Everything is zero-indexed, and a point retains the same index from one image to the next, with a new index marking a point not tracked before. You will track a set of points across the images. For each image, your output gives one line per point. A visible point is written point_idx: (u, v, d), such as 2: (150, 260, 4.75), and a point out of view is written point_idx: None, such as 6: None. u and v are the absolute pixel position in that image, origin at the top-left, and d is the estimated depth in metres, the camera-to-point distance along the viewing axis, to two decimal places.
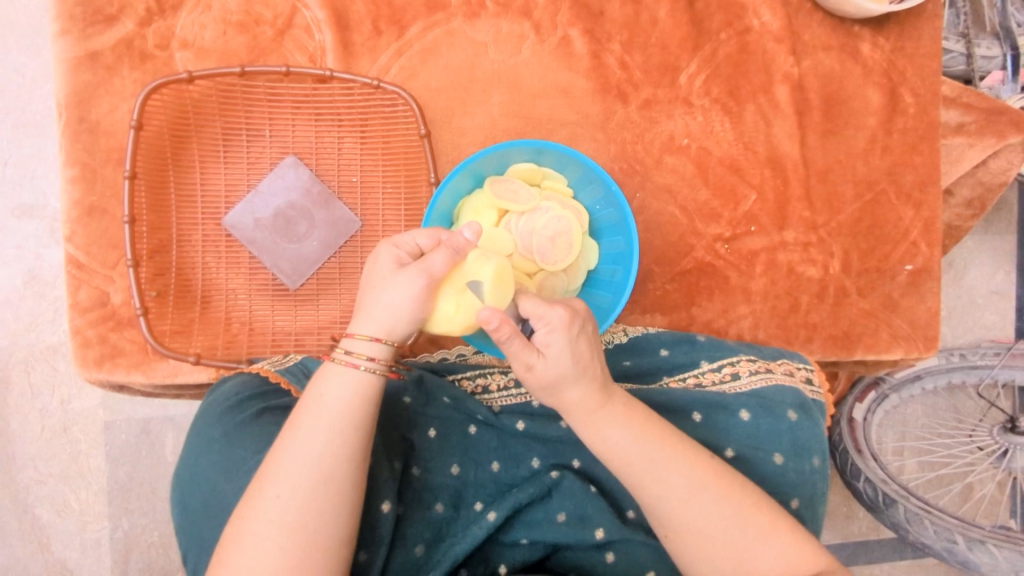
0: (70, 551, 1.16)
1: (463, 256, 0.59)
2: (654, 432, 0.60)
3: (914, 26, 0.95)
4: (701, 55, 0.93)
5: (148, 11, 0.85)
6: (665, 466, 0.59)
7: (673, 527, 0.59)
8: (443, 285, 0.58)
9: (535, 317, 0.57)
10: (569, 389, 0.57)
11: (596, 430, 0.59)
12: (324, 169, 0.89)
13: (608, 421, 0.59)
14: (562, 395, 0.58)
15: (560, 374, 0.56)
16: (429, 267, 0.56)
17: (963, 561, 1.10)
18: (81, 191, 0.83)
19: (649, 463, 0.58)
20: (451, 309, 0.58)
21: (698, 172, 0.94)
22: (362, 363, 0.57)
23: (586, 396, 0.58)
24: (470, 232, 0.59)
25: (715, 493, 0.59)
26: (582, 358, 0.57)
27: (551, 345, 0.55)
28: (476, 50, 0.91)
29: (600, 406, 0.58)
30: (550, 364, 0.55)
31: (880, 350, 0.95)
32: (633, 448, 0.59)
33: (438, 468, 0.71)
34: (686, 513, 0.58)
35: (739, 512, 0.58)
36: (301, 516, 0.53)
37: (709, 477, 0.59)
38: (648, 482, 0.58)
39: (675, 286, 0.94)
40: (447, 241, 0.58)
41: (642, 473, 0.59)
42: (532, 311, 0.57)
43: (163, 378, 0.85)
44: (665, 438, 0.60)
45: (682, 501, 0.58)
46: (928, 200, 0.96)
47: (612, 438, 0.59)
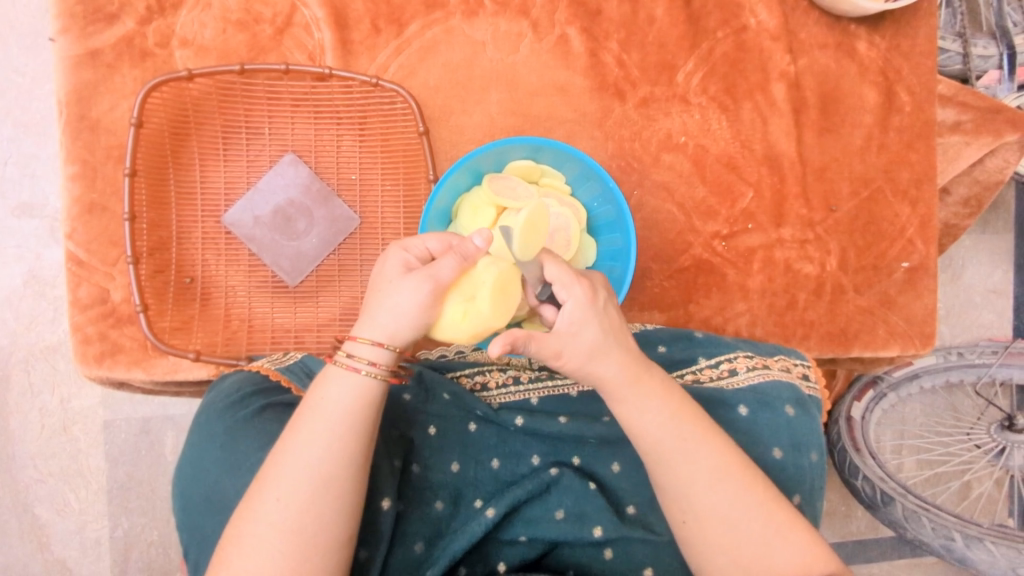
0: (70, 550, 1.17)
1: (471, 264, 0.59)
2: (685, 413, 0.60)
3: (909, 25, 0.96)
4: (698, 54, 0.94)
5: (148, 10, 0.85)
6: (696, 447, 0.59)
7: (692, 513, 0.59)
8: (451, 292, 0.58)
9: (559, 284, 0.59)
10: (603, 360, 0.58)
11: (632, 406, 0.59)
12: (323, 167, 0.89)
13: (643, 397, 0.59)
14: (597, 369, 0.59)
15: (593, 344, 0.58)
16: (437, 273, 0.57)
17: (960, 558, 1.11)
18: (82, 188, 0.84)
19: (679, 442, 0.59)
20: (456, 317, 0.58)
21: (695, 169, 0.95)
22: (363, 367, 0.57)
23: (621, 368, 0.59)
24: (481, 239, 0.59)
25: (733, 483, 0.59)
26: (611, 328, 0.59)
27: (580, 313, 0.57)
28: (475, 48, 0.91)
29: (634, 380, 0.59)
30: (582, 333, 0.57)
31: (876, 347, 0.96)
32: (669, 426, 0.59)
33: (437, 465, 0.71)
34: (708, 499, 0.58)
35: (762, 503, 0.59)
36: (300, 518, 0.54)
37: (724, 468, 0.59)
38: (676, 464, 0.59)
39: (673, 283, 0.95)
40: (457, 247, 0.59)
41: (672, 455, 0.59)
42: (555, 279, 0.59)
43: (162, 375, 0.85)
44: (695, 420, 0.61)
45: (707, 485, 0.58)
46: (925, 197, 0.96)
47: (648, 414, 0.59)
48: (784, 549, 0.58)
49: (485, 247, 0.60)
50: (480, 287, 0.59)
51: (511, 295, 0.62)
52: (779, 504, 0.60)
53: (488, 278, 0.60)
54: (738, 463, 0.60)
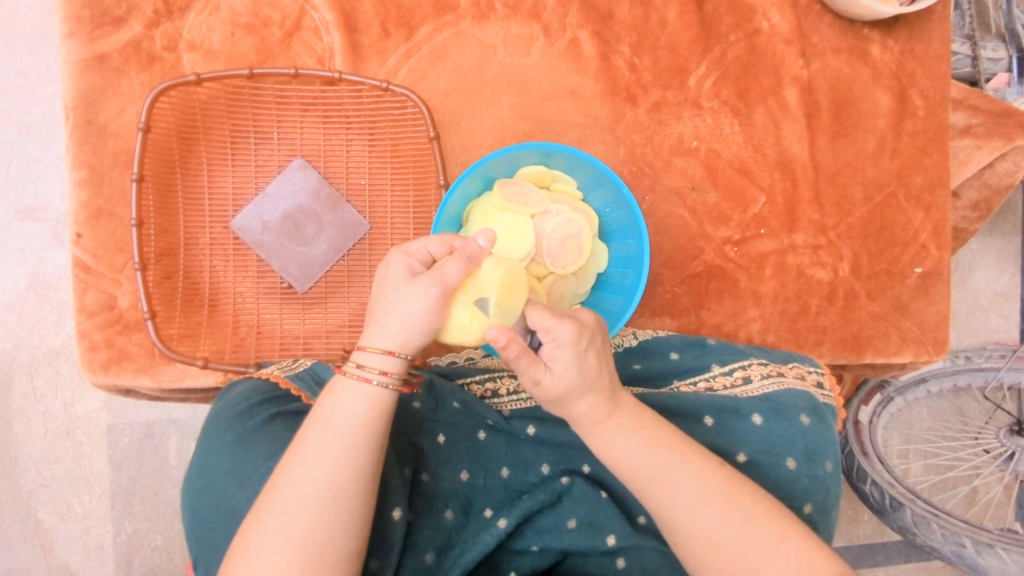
0: (73, 556, 1.16)
1: (477, 264, 0.58)
2: (662, 440, 0.60)
3: (922, 29, 0.95)
4: (710, 57, 0.93)
5: (156, 13, 0.84)
6: (675, 474, 0.59)
7: (680, 536, 0.58)
8: (458, 294, 0.57)
9: (544, 330, 0.55)
10: (575, 400, 0.57)
11: (603, 440, 0.59)
12: (332, 172, 0.88)
13: (615, 431, 0.59)
14: (571, 407, 0.58)
15: (566, 388, 0.56)
16: (443, 276, 0.55)
17: (971, 564, 1.10)
18: (88, 194, 0.83)
19: (656, 472, 0.59)
20: (465, 320, 0.57)
21: (707, 174, 0.94)
22: (375, 377, 0.56)
23: (595, 407, 0.58)
24: (484, 240, 0.59)
25: (717, 500, 0.58)
26: (590, 370, 0.56)
27: (561, 356, 0.54)
28: (485, 52, 0.90)
29: (608, 415, 0.59)
30: (557, 378, 0.55)
31: (889, 353, 0.95)
32: (643, 454, 0.59)
33: (447, 475, 0.70)
34: (689, 521, 0.58)
35: (750, 518, 0.58)
36: (309, 531, 0.53)
37: (708, 487, 0.58)
38: (655, 491, 0.58)
39: (684, 289, 0.94)
40: (462, 249, 0.58)
41: (650, 482, 0.59)
42: (540, 325, 0.55)
43: (170, 382, 0.84)
44: (671, 445, 0.60)
45: (687, 509, 0.58)
46: (938, 203, 0.95)
47: (618, 447, 0.59)
48: (777, 557, 0.56)
49: (489, 247, 0.60)
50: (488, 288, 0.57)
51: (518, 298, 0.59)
52: (773, 513, 0.59)
53: (497, 280, 0.57)
54: (723, 480, 0.59)
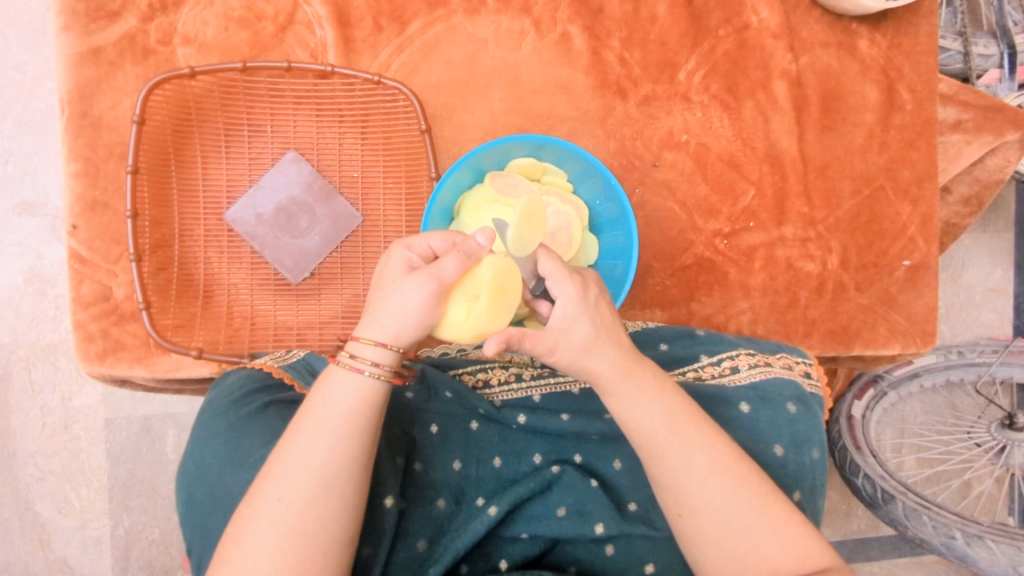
0: (70, 549, 1.17)
1: (475, 262, 0.58)
2: (679, 408, 0.60)
3: (910, 23, 0.96)
4: (700, 52, 0.94)
5: (151, 7, 0.85)
6: (689, 443, 0.59)
7: (688, 507, 0.59)
8: (454, 291, 0.57)
9: (552, 282, 0.59)
10: (596, 356, 0.58)
11: (624, 403, 0.60)
12: (325, 164, 0.89)
13: (635, 393, 0.59)
14: (592, 366, 0.58)
15: (585, 340, 0.57)
16: (439, 272, 0.56)
17: (961, 556, 1.11)
18: (84, 185, 0.84)
19: (673, 437, 0.59)
20: (460, 317, 0.58)
21: (697, 167, 0.95)
22: (367, 368, 0.56)
23: (614, 363, 0.59)
24: (484, 238, 0.59)
25: (728, 477, 0.59)
26: (603, 323, 0.58)
27: (574, 307, 0.57)
28: (477, 46, 0.91)
29: (627, 374, 0.59)
30: (575, 330, 0.57)
31: (878, 344, 0.96)
32: (662, 421, 0.59)
33: (440, 464, 0.71)
34: (699, 492, 0.58)
35: (756, 497, 0.59)
36: (301, 520, 0.54)
37: (719, 461, 0.59)
38: (670, 458, 0.59)
39: (675, 281, 0.95)
40: (460, 245, 0.58)
41: (666, 449, 0.59)
42: (549, 274, 0.59)
43: (165, 372, 0.85)
44: (689, 414, 0.61)
45: (700, 479, 0.58)
46: (926, 196, 0.96)
47: (639, 409, 0.59)
48: (778, 540, 0.58)
49: (488, 246, 0.59)
50: (484, 286, 0.58)
51: (511, 297, 0.61)
52: (775, 497, 0.60)
53: (491, 278, 0.58)
54: (733, 457, 0.60)
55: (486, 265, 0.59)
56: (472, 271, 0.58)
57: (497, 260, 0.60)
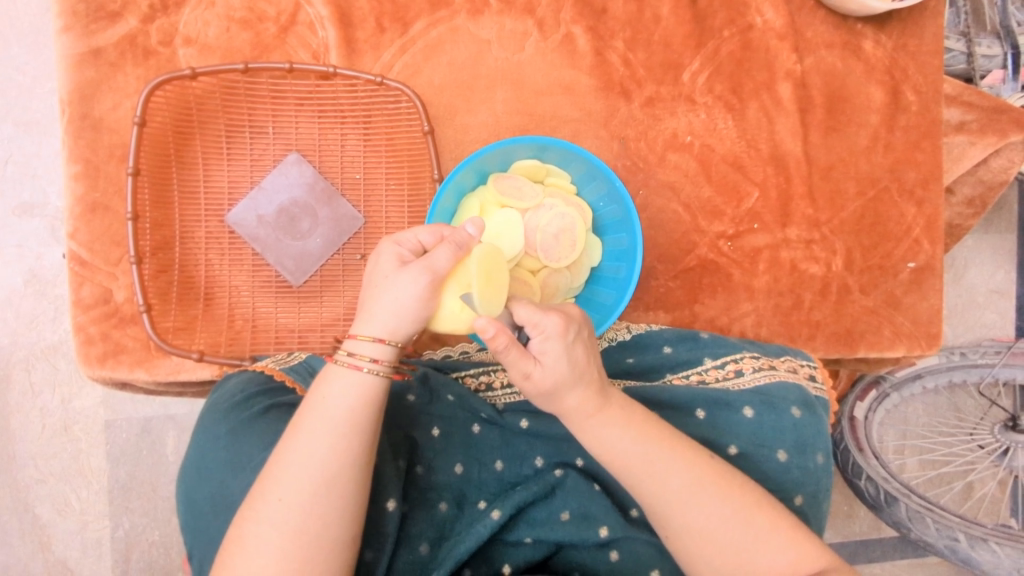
0: (71, 551, 1.16)
1: (466, 252, 0.59)
2: (653, 436, 0.59)
3: (916, 24, 0.96)
4: (704, 53, 0.93)
5: (152, 8, 0.85)
6: (664, 469, 0.58)
7: (672, 530, 0.59)
8: (448, 282, 0.57)
9: (530, 324, 0.55)
10: (566, 394, 0.56)
11: (596, 436, 0.59)
12: (327, 166, 0.89)
13: (607, 425, 0.58)
14: (561, 401, 0.57)
15: (557, 382, 0.55)
16: (433, 264, 0.56)
17: (964, 559, 1.10)
18: (84, 187, 0.83)
19: (649, 466, 0.58)
20: (456, 308, 0.58)
21: (701, 169, 0.94)
22: (366, 365, 0.56)
23: (585, 401, 0.57)
24: (473, 227, 0.60)
25: (711, 496, 0.58)
26: (579, 362, 0.56)
27: (548, 351, 0.54)
28: (480, 47, 0.91)
29: (598, 410, 0.58)
30: (548, 372, 0.55)
31: (882, 347, 0.95)
32: (634, 450, 0.58)
33: (441, 467, 0.71)
34: (683, 515, 0.58)
35: (740, 511, 0.58)
36: (303, 520, 0.53)
37: (698, 480, 0.59)
38: (647, 485, 0.58)
39: (678, 283, 0.94)
40: (451, 237, 0.59)
41: (642, 476, 0.58)
42: (528, 320, 0.55)
43: (166, 375, 0.85)
44: (663, 440, 0.60)
45: (681, 503, 0.58)
46: (931, 197, 0.96)
47: (611, 442, 0.58)
48: (768, 553, 0.57)
49: (478, 236, 0.61)
50: (476, 275, 0.58)
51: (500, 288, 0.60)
52: (762, 506, 0.59)
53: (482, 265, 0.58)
54: (713, 476, 0.59)
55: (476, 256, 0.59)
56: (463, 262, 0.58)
57: (486, 249, 0.60)
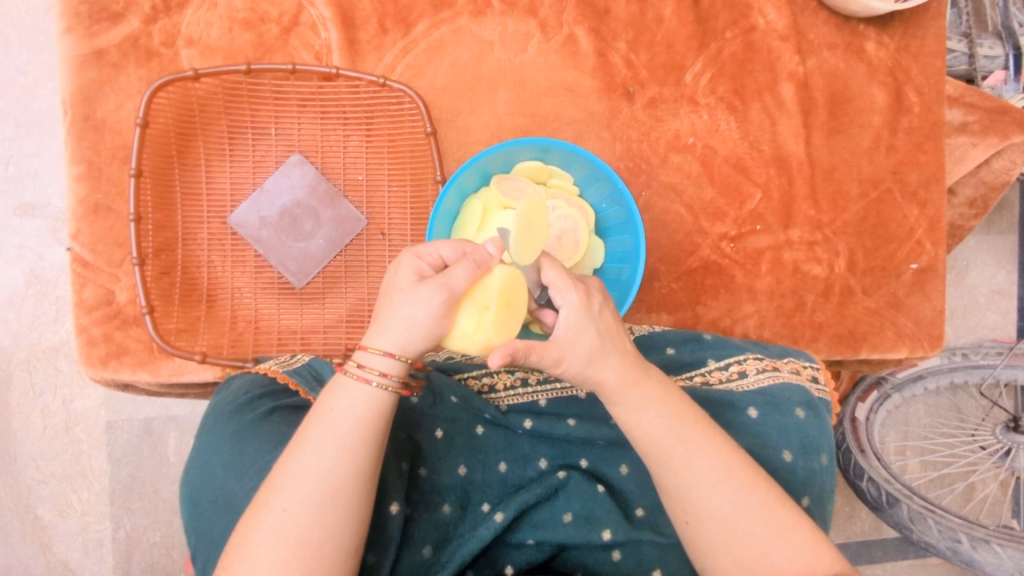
0: (71, 552, 1.16)
1: (485, 271, 0.58)
2: (687, 416, 0.60)
3: (919, 25, 0.96)
4: (707, 54, 0.93)
5: (154, 9, 0.85)
6: (696, 450, 0.59)
7: (695, 514, 0.58)
8: (464, 301, 0.57)
9: (556, 290, 0.59)
10: (602, 365, 0.57)
11: (633, 411, 0.59)
12: (329, 168, 0.89)
13: (644, 400, 0.59)
14: (597, 375, 0.58)
15: (591, 350, 0.57)
16: (450, 282, 0.55)
17: (966, 560, 1.10)
18: (87, 189, 0.83)
19: (680, 444, 0.58)
20: (468, 329, 0.57)
21: (703, 171, 0.94)
22: (374, 378, 0.56)
23: (620, 372, 0.58)
24: (493, 246, 0.58)
25: (737, 483, 0.58)
26: (609, 331, 0.58)
27: (577, 318, 0.56)
28: (482, 48, 0.90)
29: (635, 383, 0.59)
30: (580, 340, 0.56)
31: (884, 348, 0.95)
32: (667, 428, 0.59)
33: (445, 469, 0.70)
34: (709, 499, 0.58)
35: (765, 503, 0.58)
36: (306, 531, 0.53)
37: (726, 468, 0.59)
38: (675, 465, 0.58)
39: (681, 284, 0.94)
40: (470, 254, 0.58)
41: (672, 455, 0.58)
42: (552, 283, 0.59)
43: (168, 377, 0.85)
44: (695, 422, 0.60)
45: (706, 486, 0.58)
46: (933, 199, 0.96)
47: (648, 417, 0.59)
48: (786, 548, 0.57)
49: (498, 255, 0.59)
50: (492, 298, 0.58)
51: (515, 313, 0.60)
52: (783, 503, 0.59)
53: (498, 288, 0.58)
54: (740, 463, 0.60)
55: (495, 276, 0.58)
56: (481, 281, 0.57)
57: (507, 270, 0.59)
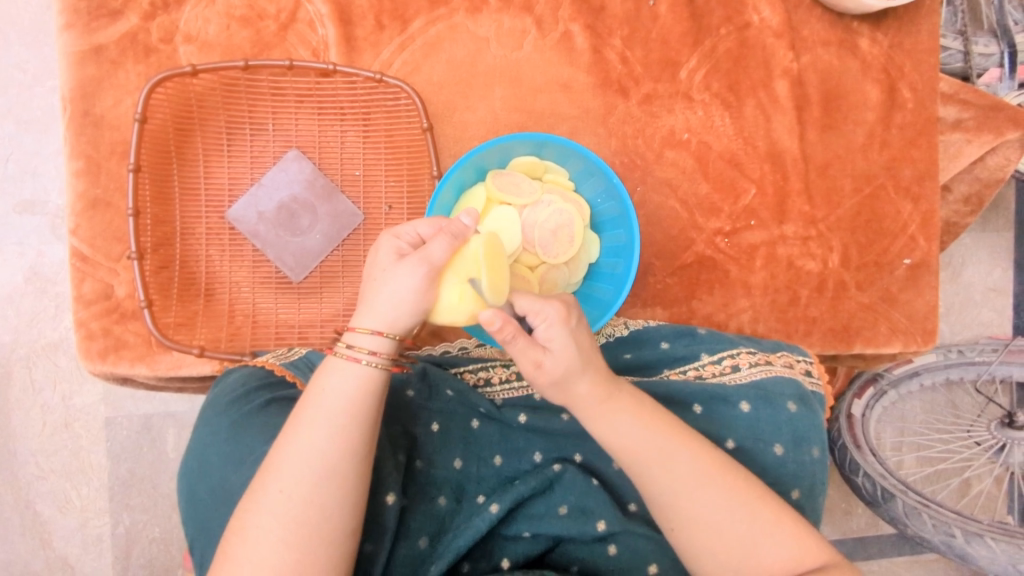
0: (71, 547, 1.16)
1: (462, 241, 0.59)
2: (661, 425, 0.61)
3: (912, 22, 0.96)
4: (702, 50, 0.94)
5: (152, 5, 0.85)
6: (673, 457, 0.59)
7: (678, 520, 0.59)
8: (445, 273, 0.58)
9: (531, 313, 0.57)
10: (575, 381, 0.58)
11: (605, 424, 0.60)
12: (326, 163, 0.89)
13: (617, 413, 0.60)
14: (570, 389, 0.59)
15: (566, 368, 0.57)
16: (429, 256, 0.57)
17: (960, 554, 1.11)
18: (86, 184, 0.84)
19: (656, 454, 0.59)
20: (454, 299, 0.58)
21: (698, 166, 0.95)
22: (364, 357, 0.57)
23: (593, 387, 0.59)
24: (469, 219, 0.61)
25: (718, 485, 0.59)
26: (586, 348, 0.58)
27: (555, 338, 0.56)
28: (479, 45, 0.91)
29: (607, 397, 0.60)
30: (556, 359, 0.56)
31: (878, 343, 0.96)
32: (643, 438, 0.60)
33: (441, 462, 0.71)
34: (689, 504, 0.58)
35: (745, 502, 0.59)
36: (303, 511, 0.53)
37: (704, 471, 0.59)
38: (654, 474, 0.59)
39: (676, 279, 0.95)
40: (447, 227, 0.59)
41: (650, 465, 0.59)
42: (528, 309, 0.57)
43: (166, 370, 0.85)
44: (671, 430, 0.61)
45: (686, 492, 0.59)
46: (927, 194, 0.96)
47: (620, 429, 0.60)
48: (769, 544, 0.58)
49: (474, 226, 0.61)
50: (474, 265, 0.59)
51: (501, 275, 0.60)
52: (764, 499, 0.60)
53: (479, 254, 0.59)
54: (718, 465, 0.60)
55: (473, 246, 0.60)
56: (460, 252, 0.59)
57: (484, 238, 0.61)
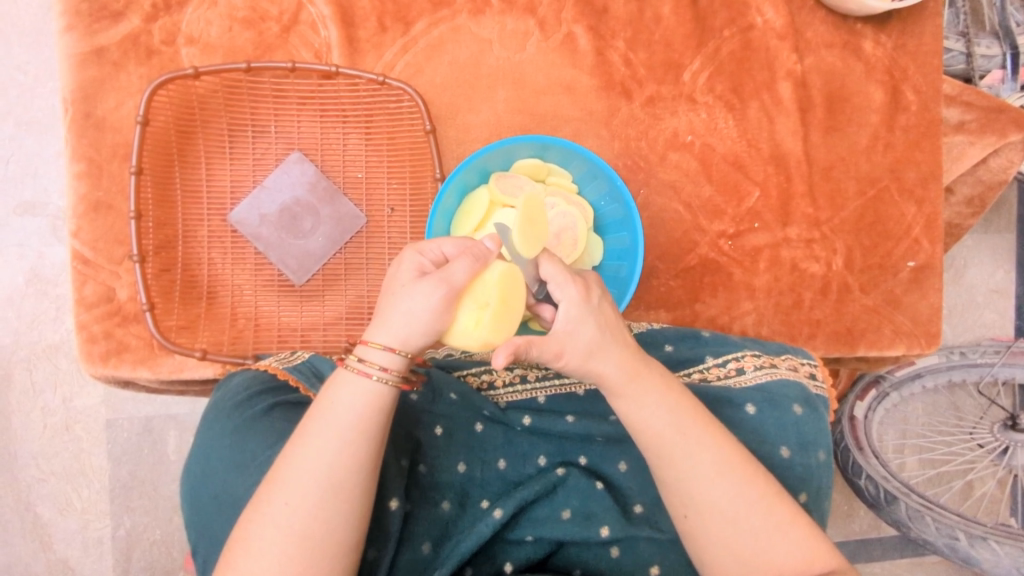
0: (72, 550, 1.16)
1: (484, 266, 0.58)
2: (687, 410, 0.60)
3: (916, 24, 0.96)
4: (705, 52, 0.94)
5: (154, 7, 0.85)
6: (696, 443, 0.59)
7: (694, 507, 0.58)
8: (463, 297, 0.57)
9: (555, 284, 0.59)
10: (601, 358, 0.58)
11: (632, 404, 0.59)
12: (329, 165, 0.89)
13: (644, 393, 0.59)
14: (597, 367, 0.58)
15: (590, 343, 0.57)
16: (449, 277, 0.56)
17: (964, 557, 1.11)
18: (87, 186, 0.84)
19: (680, 438, 0.59)
20: (468, 325, 0.58)
21: (702, 169, 0.95)
22: (375, 372, 0.56)
23: (620, 364, 0.59)
24: (492, 242, 0.59)
25: (735, 478, 0.59)
26: (608, 325, 0.58)
27: (577, 313, 0.57)
28: (481, 47, 0.91)
29: (633, 376, 0.59)
30: (580, 334, 0.57)
31: (882, 346, 0.96)
32: (668, 421, 0.59)
33: (445, 466, 0.71)
34: (706, 492, 0.58)
35: (761, 498, 0.58)
36: (308, 525, 0.53)
37: (725, 462, 0.59)
38: (677, 459, 0.59)
39: (679, 282, 0.95)
40: (470, 249, 0.58)
41: (674, 448, 0.59)
42: (551, 278, 0.59)
43: (168, 373, 0.85)
44: (695, 416, 0.60)
45: (705, 479, 0.58)
46: (930, 197, 0.96)
47: (647, 409, 0.59)
48: (783, 542, 0.58)
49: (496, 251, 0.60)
50: (492, 295, 0.58)
51: (512, 309, 0.60)
52: (781, 499, 0.59)
53: (498, 286, 0.58)
54: (738, 458, 0.60)
55: (494, 272, 0.59)
56: (479, 278, 0.57)
57: (505, 266, 0.60)
